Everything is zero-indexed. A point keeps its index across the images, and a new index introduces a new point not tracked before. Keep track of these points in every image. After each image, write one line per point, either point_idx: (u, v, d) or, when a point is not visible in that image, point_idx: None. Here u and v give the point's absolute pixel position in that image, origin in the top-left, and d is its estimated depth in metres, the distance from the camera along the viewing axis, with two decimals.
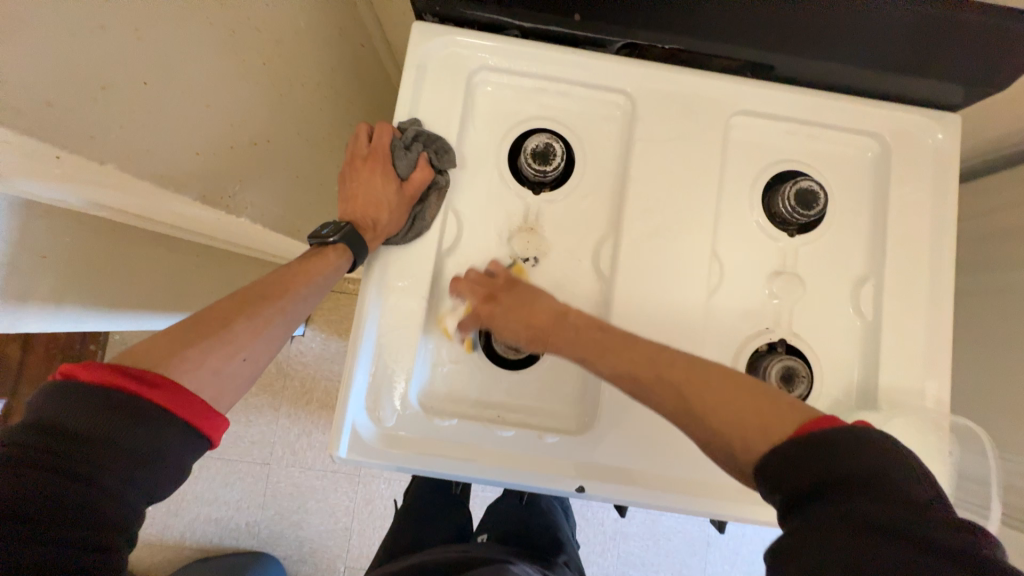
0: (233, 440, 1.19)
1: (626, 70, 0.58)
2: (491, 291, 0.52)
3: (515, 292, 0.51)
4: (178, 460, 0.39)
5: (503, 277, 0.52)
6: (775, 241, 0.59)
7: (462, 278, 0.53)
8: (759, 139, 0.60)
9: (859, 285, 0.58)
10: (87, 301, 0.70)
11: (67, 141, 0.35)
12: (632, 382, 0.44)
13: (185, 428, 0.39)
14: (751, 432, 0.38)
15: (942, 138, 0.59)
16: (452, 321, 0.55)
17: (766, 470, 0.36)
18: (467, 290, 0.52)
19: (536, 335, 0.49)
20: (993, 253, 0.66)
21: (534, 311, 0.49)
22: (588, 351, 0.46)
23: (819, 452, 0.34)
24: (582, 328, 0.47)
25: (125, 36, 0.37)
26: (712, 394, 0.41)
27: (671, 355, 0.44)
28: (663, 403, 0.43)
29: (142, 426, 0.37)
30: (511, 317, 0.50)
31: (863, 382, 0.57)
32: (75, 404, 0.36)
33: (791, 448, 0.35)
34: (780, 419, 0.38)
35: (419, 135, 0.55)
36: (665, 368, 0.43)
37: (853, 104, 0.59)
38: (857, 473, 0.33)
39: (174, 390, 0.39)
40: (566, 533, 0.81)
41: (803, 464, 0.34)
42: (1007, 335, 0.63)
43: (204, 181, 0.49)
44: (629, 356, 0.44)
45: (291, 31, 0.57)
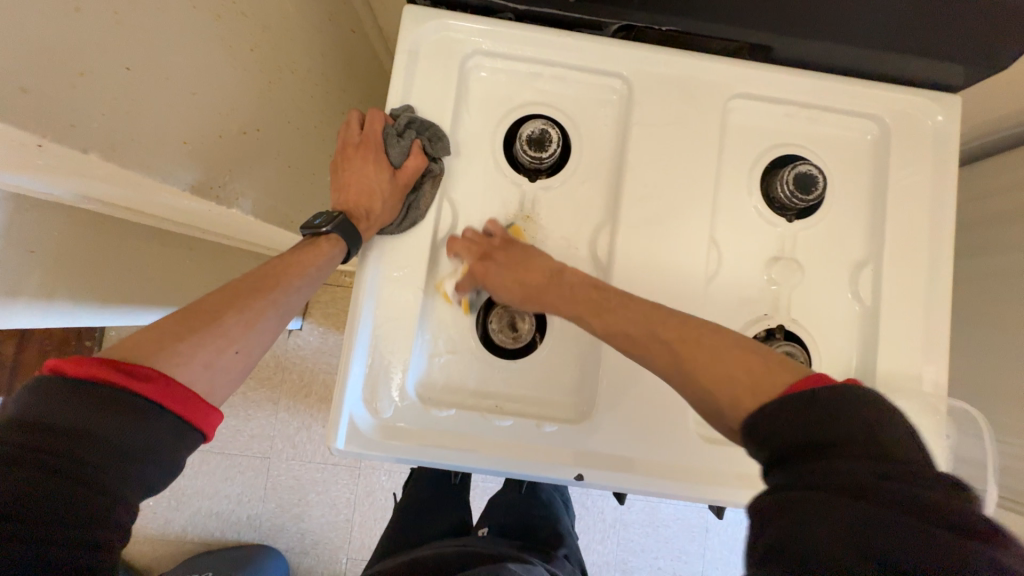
0: (232, 434, 1.19)
1: (621, 53, 0.57)
2: (486, 249, 0.53)
3: (512, 249, 0.52)
4: (171, 454, 0.38)
5: (499, 236, 0.54)
6: (773, 226, 0.58)
7: (458, 238, 0.54)
8: (757, 123, 0.60)
9: (858, 270, 0.58)
10: (78, 296, 0.69)
11: (47, 129, 0.34)
12: (623, 339, 0.45)
13: (178, 422, 0.39)
14: (749, 394, 0.37)
15: (942, 120, 0.58)
16: (451, 283, 0.54)
17: (756, 426, 0.35)
18: (463, 249, 0.54)
19: (530, 293, 0.50)
20: (991, 236, 0.66)
21: (531, 267, 0.51)
22: (584, 311, 0.47)
23: (813, 415, 0.33)
24: (574, 287, 0.48)
25: (103, 19, 0.36)
26: (706, 358, 0.40)
27: (668, 313, 0.44)
28: (651, 358, 0.43)
29: (133, 421, 0.37)
30: (509, 272, 0.51)
31: (862, 367, 0.57)
32: (64, 398, 0.35)
33: (781, 408, 0.35)
34: (776, 378, 0.37)
35: (412, 122, 0.54)
36: (659, 326, 0.43)
37: (853, 86, 0.58)
38: (851, 437, 0.32)
39: (166, 384, 0.39)
40: (565, 524, 0.81)
41: (799, 425, 0.33)
42: (1005, 318, 0.63)
43: (193, 171, 0.48)
44: (623, 316, 0.45)
45: (278, 15, 0.56)
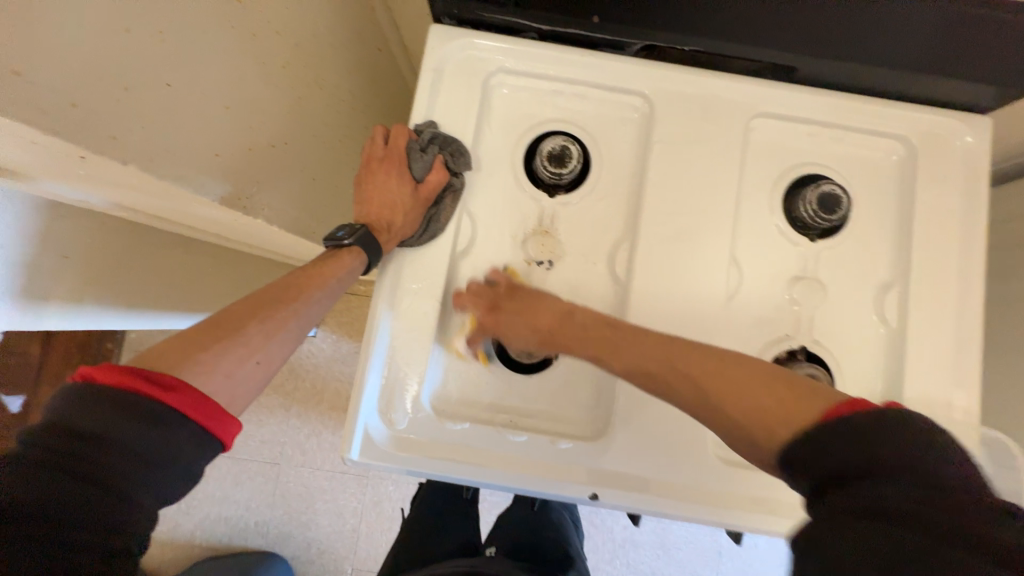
0: (244, 439, 1.20)
1: (644, 73, 0.57)
2: (493, 300, 0.50)
3: (517, 299, 0.49)
4: (190, 464, 0.39)
5: (504, 285, 0.51)
6: (796, 246, 0.57)
7: (464, 292, 0.52)
8: (780, 142, 0.59)
9: (883, 292, 0.57)
10: (106, 299, 0.71)
11: (90, 142, 0.35)
12: (647, 377, 0.43)
13: (197, 433, 0.39)
14: (775, 422, 0.36)
15: (971, 141, 0.57)
16: (462, 342, 0.55)
17: (789, 453, 0.35)
18: (469, 302, 0.51)
19: (544, 337, 0.47)
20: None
21: (539, 313, 0.48)
22: (595, 346, 0.45)
23: (847, 439, 0.32)
24: (589, 320, 0.46)
25: (148, 38, 0.38)
26: (729, 382, 0.39)
27: (688, 344, 0.43)
28: (679, 394, 0.41)
29: (154, 431, 0.37)
30: (517, 322, 0.48)
31: (887, 392, 0.56)
32: (91, 406, 0.36)
33: (819, 436, 0.33)
34: (805, 406, 0.36)
35: (435, 138, 0.55)
36: (680, 359, 0.42)
37: (879, 106, 0.57)
38: (887, 463, 0.31)
39: (188, 394, 0.39)
40: (575, 547, 0.79)
41: (832, 452, 0.32)
42: None
43: (222, 184, 0.49)
44: (641, 350, 0.43)
45: (309, 33, 0.58)
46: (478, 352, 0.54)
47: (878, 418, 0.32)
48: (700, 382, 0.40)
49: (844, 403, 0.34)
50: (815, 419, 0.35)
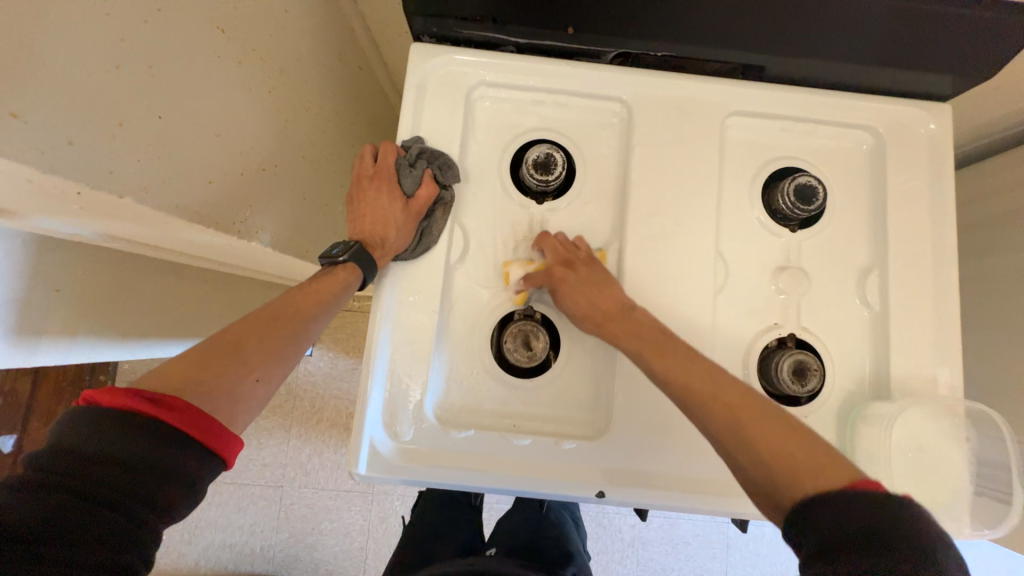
0: (246, 463, 1.19)
1: (620, 79, 0.59)
2: (571, 258, 0.54)
3: (593, 268, 0.54)
4: (193, 481, 0.39)
5: (585, 252, 0.55)
6: (777, 237, 0.60)
7: (551, 236, 0.56)
8: (754, 138, 0.62)
9: (863, 276, 0.59)
10: (101, 331, 0.71)
11: (87, 177, 0.36)
12: (682, 391, 0.45)
13: (199, 449, 0.40)
14: (804, 474, 0.38)
15: (935, 127, 0.60)
16: (517, 271, 0.56)
17: (803, 510, 0.36)
18: (550, 247, 0.55)
19: (596, 313, 0.52)
20: (998, 237, 0.67)
21: (605, 289, 0.52)
22: (645, 349, 0.48)
23: (868, 512, 0.34)
24: (644, 326, 0.50)
25: (139, 73, 0.38)
26: (761, 426, 0.42)
27: (728, 379, 0.45)
28: (710, 421, 0.43)
29: (157, 447, 0.37)
30: (585, 287, 0.52)
31: (874, 372, 0.58)
32: (94, 427, 0.36)
33: (845, 500, 0.35)
34: (835, 469, 0.38)
35: (423, 153, 0.57)
36: (723, 390, 0.44)
37: (846, 99, 0.60)
38: (897, 540, 0.33)
39: (189, 411, 0.40)
40: (575, 544, 0.78)
41: (852, 520, 0.34)
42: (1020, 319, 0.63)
43: (216, 209, 0.50)
44: (684, 366, 0.46)
45: (293, 58, 0.59)
46: (523, 291, 0.56)
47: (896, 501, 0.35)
48: (734, 420, 0.42)
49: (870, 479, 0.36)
50: (842, 483, 0.37)
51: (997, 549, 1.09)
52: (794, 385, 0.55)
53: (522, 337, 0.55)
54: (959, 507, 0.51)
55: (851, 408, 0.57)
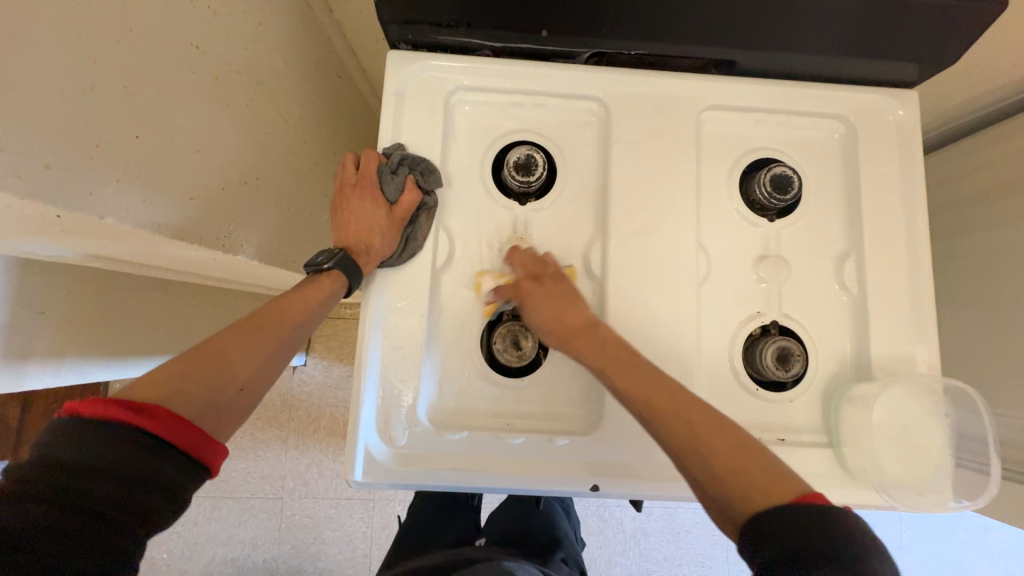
0: (244, 477, 1.19)
1: (596, 79, 0.60)
2: (538, 274, 0.55)
3: (559, 286, 0.54)
4: (177, 489, 0.39)
5: (553, 269, 0.55)
6: (756, 227, 0.61)
7: (522, 250, 0.56)
8: (730, 131, 0.63)
9: (840, 261, 0.60)
10: (89, 351, 0.70)
11: (67, 200, 0.36)
12: (644, 405, 0.45)
13: (182, 459, 0.39)
14: (755, 491, 0.40)
15: (903, 114, 0.62)
16: (488, 283, 0.57)
17: (755, 526, 0.38)
18: (519, 262, 0.56)
19: (560, 329, 0.52)
20: (973, 217, 0.69)
21: (569, 308, 0.52)
22: (610, 366, 0.48)
23: (819, 524, 0.36)
24: (608, 341, 0.50)
25: (114, 93, 0.39)
26: (718, 440, 0.42)
27: (687, 393, 0.46)
28: (669, 432, 0.44)
29: (140, 457, 0.37)
30: (550, 304, 0.53)
31: (856, 354, 0.59)
32: (75, 439, 0.36)
33: (794, 516, 0.37)
34: (782, 486, 0.40)
35: (405, 159, 0.57)
36: (683, 404, 0.45)
37: (816, 90, 0.61)
38: (844, 551, 0.35)
39: (171, 421, 0.39)
40: (564, 530, 0.82)
41: (804, 533, 0.36)
42: (996, 296, 0.65)
43: (199, 224, 0.50)
44: (646, 381, 0.46)
45: (269, 70, 0.59)
46: (491, 303, 0.57)
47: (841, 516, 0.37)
48: (692, 436, 0.43)
49: (813, 494, 0.38)
50: (788, 500, 0.38)
51: (989, 521, 1.11)
52: (778, 371, 0.56)
53: (511, 337, 0.56)
54: (940, 482, 0.53)
55: (834, 390, 0.58)
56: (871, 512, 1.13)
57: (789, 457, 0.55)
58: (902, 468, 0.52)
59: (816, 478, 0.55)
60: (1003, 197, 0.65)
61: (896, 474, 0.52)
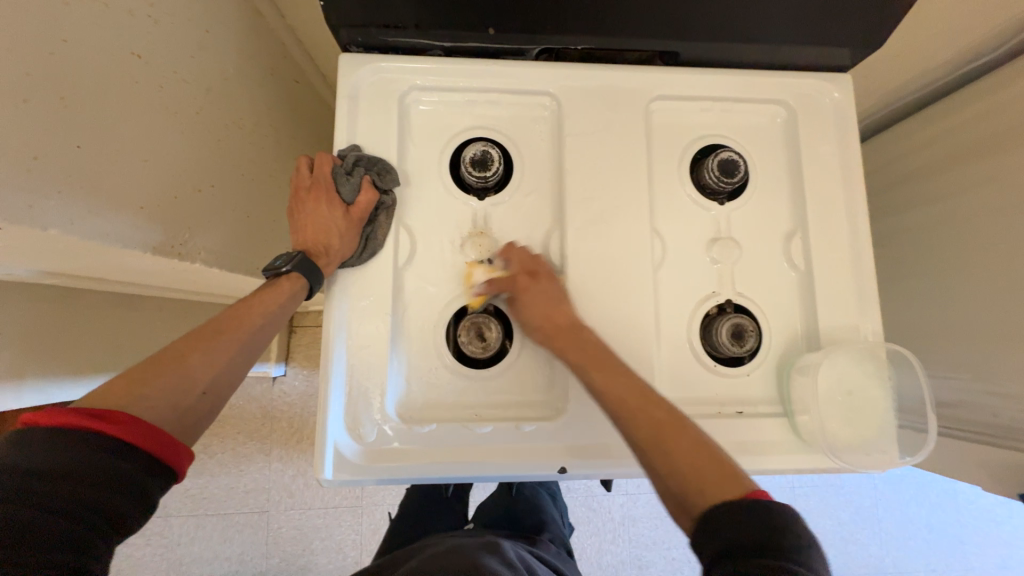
0: (227, 493, 1.17)
1: (546, 74, 0.62)
2: (532, 270, 0.57)
3: (551, 284, 0.56)
4: (145, 492, 0.38)
5: (545, 268, 0.57)
6: (708, 210, 0.63)
7: (517, 247, 0.58)
8: (679, 120, 0.65)
9: (788, 240, 0.63)
10: (52, 371, 0.69)
11: (5, 214, 0.36)
12: (617, 404, 0.48)
13: (150, 462, 0.39)
14: (712, 488, 0.40)
15: (839, 96, 0.65)
16: (480, 275, 0.58)
17: (705, 520, 0.38)
18: (515, 258, 0.57)
19: (547, 326, 0.54)
20: (917, 192, 0.73)
21: (554, 307, 0.54)
22: (589, 368, 0.51)
23: (755, 517, 0.37)
24: (590, 344, 0.53)
25: (50, 105, 0.38)
26: (683, 441, 0.44)
27: (659, 398, 0.48)
28: (638, 432, 0.46)
29: (105, 458, 0.37)
30: (539, 299, 0.55)
31: (807, 327, 0.62)
32: (38, 446, 0.36)
33: (750, 511, 0.37)
34: (736, 486, 0.40)
35: (360, 160, 0.58)
36: (653, 405, 0.47)
37: (757, 77, 0.64)
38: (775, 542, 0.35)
39: (134, 424, 0.39)
40: (550, 513, 0.85)
41: (742, 526, 0.36)
42: (942, 265, 0.69)
43: (151, 234, 0.50)
44: (620, 383, 0.49)
45: (219, 77, 0.59)
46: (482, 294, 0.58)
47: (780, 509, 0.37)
48: (658, 435, 0.45)
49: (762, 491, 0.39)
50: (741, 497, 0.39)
51: (957, 484, 1.17)
52: (734, 348, 0.59)
53: (475, 329, 0.58)
54: (884, 439, 0.56)
55: (786, 362, 0.61)
56: (848, 482, 1.18)
57: (750, 429, 0.58)
58: (850, 430, 0.56)
59: (775, 448, 0.58)
60: (941, 171, 0.70)
61: (845, 437, 0.56)
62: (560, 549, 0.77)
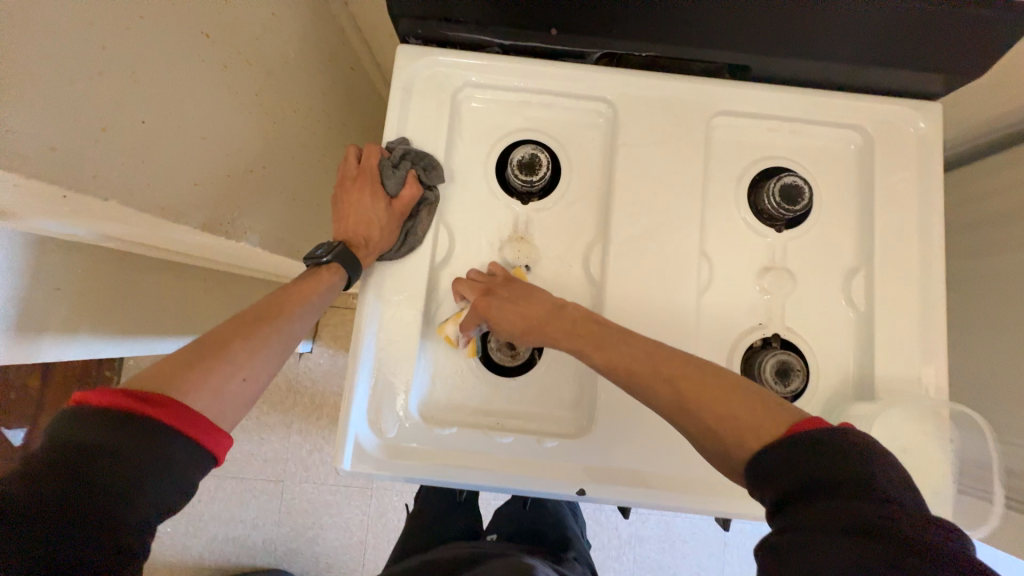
0: (247, 459, 1.22)
1: (605, 80, 0.59)
2: (490, 286, 0.53)
3: (513, 286, 0.52)
4: (185, 477, 0.39)
5: (502, 276, 0.54)
6: (763, 237, 0.59)
7: (462, 279, 0.55)
8: (742, 138, 0.61)
9: (849, 277, 0.59)
10: (100, 328, 0.72)
11: (72, 182, 0.37)
12: (625, 374, 0.44)
13: (190, 445, 0.40)
14: (746, 433, 0.38)
15: (924, 126, 0.59)
16: (452, 327, 0.55)
17: (758, 465, 0.37)
18: (466, 289, 0.54)
19: (529, 326, 0.49)
20: (1000, 237, 0.67)
21: (530, 303, 0.50)
22: (587, 346, 0.46)
23: (814, 455, 0.34)
24: (577, 318, 0.48)
25: (121, 78, 0.39)
26: (708, 397, 0.41)
27: (672, 351, 0.45)
28: (655, 397, 0.43)
29: (146, 441, 0.37)
30: (507, 311, 0.50)
31: (860, 372, 0.58)
32: (88, 425, 0.37)
33: (796, 448, 0.35)
34: (773, 422, 0.38)
35: (407, 154, 0.57)
36: (664, 363, 0.44)
37: (833, 98, 0.60)
38: (840, 479, 0.33)
39: (176, 408, 0.40)
40: (572, 529, 0.84)
41: (796, 466, 0.35)
42: (1019, 320, 0.63)
43: (203, 211, 0.51)
44: (625, 351, 0.45)
45: (280, 59, 0.60)
46: (468, 341, 0.55)
47: (841, 438, 0.35)
48: (677, 395, 0.42)
49: (802, 422, 0.37)
50: (781, 435, 0.37)
51: None
52: (777, 385, 0.55)
53: (505, 336, 0.56)
54: (940, 505, 0.52)
55: (834, 407, 0.57)
56: None
57: None
58: None
59: None
60: None
61: None
62: (584, 567, 0.76)
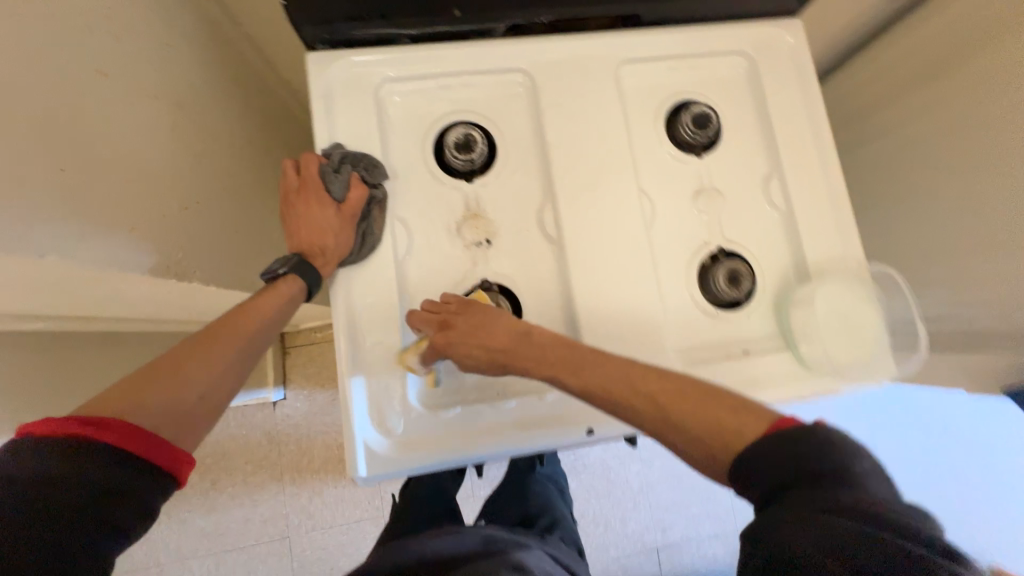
0: (243, 525, 1.15)
1: (516, 50, 0.62)
2: (445, 318, 0.52)
3: (471, 313, 0.51)
4: (144, 497, 0.39)
5: (456, 302, 0.53)
6: (688, 164, 0.66)
7: (417, 311, 0.54)
8: (649, 81, 0.67)
9: (767, 183, 0.66)
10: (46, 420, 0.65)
11: (2, 245, 0.35)
12: (604, 399, 0.45)
13: (147, 468, 0.40)
14: (731, 435, 0.40)
15: (794, 40, 0.68)
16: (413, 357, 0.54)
17: (742, 465, 0.39)
18: (421, 322, 0.53)
19: (494, 356, 0.50)
20: (880, 124, 0.78)
21: (489, 331, 0.50)
22: (564, 373, 0.47)
23: (794, 448, 0.37)
24: (546, 345, 0.49)
25: (27, 128, 0.37)
26: (685, 404, 0.43)
27: (646, 366, 0.46)
28: (641, 418, 0.44)
29: (101, 467, 0.38)
30: (468, 341, 0.50)
31: (796, 263, 0.65)
32: (40, 453, 0.37)
33: (779, 443, 0.38)
34: (754, 420, 0.41)
35: (346, 157, 0.57)
36: (640, 378, 0.45)
37: (716, 29, 0.67)
38: (823, 471, 0.36)
39: (131, 432, 0.40)
40: (560, 511, 0.86)
41: (778, 461, 0.37)
42: (914, 188, 0.74)
43: (147, 255, 0.49)
44: (597, 371, 0.46)
45: (186, 89, 0.57)
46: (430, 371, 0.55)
47: (813, 432, 0.38)
48: (657, 408, 0.43)
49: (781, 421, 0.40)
50: (763, 432, 0.40)
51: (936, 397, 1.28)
52: (731, 290, 0.62)
53: None
54: (883, 355, 0.60)
55: (782, 299, 0.64)
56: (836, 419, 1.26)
57: (755, 366, 0.61)
58: (853, 350, 0.59)
59: (780, 378, 0.61)
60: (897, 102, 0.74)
61: (845, 357, 0.59)
62: (570, 547, 0.78)
